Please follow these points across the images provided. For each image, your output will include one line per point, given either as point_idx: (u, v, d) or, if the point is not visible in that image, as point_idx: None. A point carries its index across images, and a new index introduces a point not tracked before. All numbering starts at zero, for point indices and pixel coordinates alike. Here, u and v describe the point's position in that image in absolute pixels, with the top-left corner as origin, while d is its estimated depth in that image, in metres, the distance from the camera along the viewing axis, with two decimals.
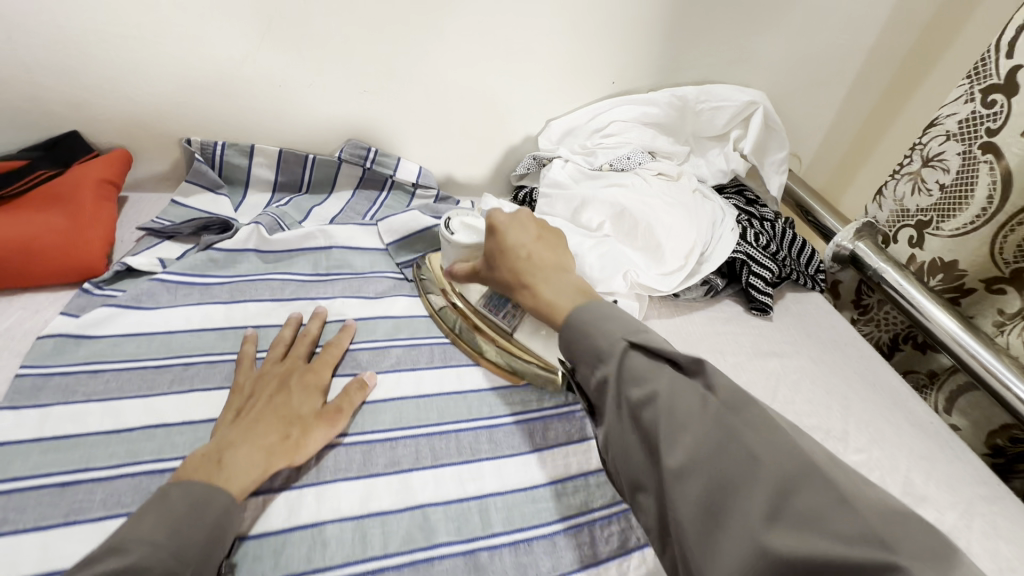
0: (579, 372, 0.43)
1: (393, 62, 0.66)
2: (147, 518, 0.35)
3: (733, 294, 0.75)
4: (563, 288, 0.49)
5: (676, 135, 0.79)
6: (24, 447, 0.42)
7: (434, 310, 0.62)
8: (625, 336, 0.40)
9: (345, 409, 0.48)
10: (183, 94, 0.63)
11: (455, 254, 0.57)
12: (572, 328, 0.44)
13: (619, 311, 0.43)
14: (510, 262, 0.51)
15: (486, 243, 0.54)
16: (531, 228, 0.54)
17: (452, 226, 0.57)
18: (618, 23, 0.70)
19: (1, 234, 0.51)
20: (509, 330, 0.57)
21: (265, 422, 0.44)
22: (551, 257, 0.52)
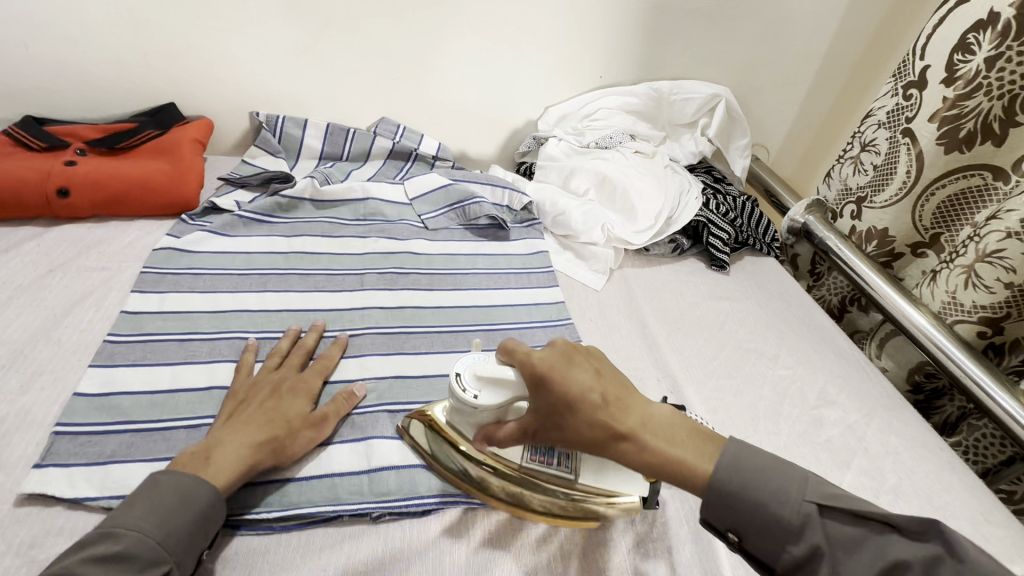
0: (754, 542, 0.39)
1: (421, 54, 0.83)
2: (138, 507, 0.39)
3: (697, 253, 0.90)
4: (679, 440, 0.41)
5: (653, 121, 0.95)
6: (151, 314, 0.58)
7: (456, 473, 0.49)
8: (809, 497, 0.37)
9: (331, 416, 0.51)
10: (256, 75, 0.80)
11: (478, 417, 0.47)
12: (733, 485, 0.39)
13: (768, 454, 0.40)
14: (591, 417, 0.40)
15: (542, 400, 0.42)
16: (590, 366, 0.43)
17: (466, 385, 0.46)
18: (604, 28, 0.86)
19: (128, 173, 0.68)
20: (576, 479, 0.48)
21: (254, 423, 0.47)
22: (621, 392, 0.43)
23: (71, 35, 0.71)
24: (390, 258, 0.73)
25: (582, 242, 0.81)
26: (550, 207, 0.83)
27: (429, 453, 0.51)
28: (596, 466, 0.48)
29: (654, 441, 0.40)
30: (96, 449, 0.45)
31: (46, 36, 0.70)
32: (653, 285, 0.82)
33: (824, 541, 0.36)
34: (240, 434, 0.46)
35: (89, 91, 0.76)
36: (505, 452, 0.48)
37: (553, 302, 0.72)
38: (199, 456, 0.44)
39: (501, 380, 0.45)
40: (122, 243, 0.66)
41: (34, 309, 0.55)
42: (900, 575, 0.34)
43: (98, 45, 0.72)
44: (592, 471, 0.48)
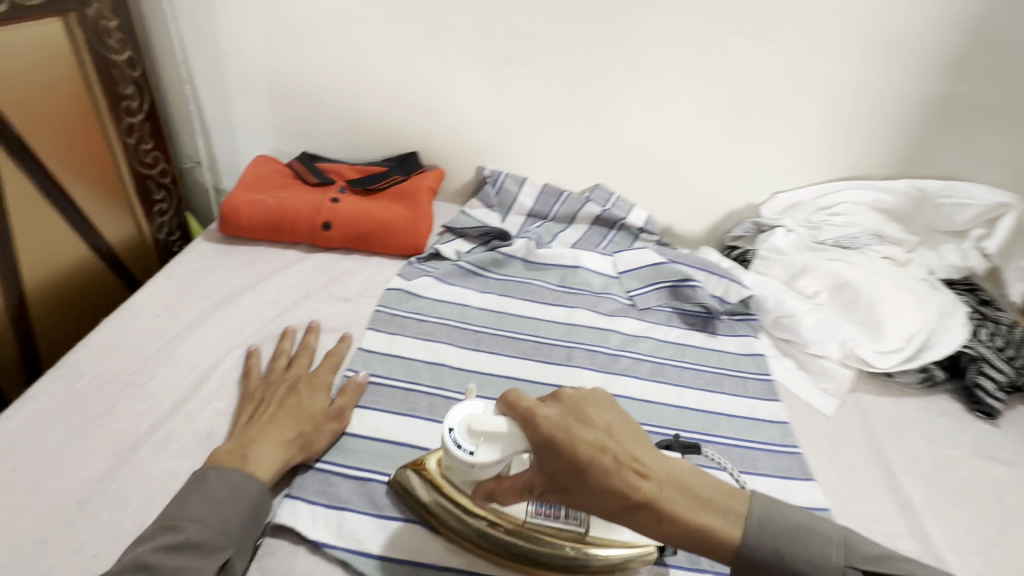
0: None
1: (655, 129, 0.81)
2: (192, 501, 0.42)
3: (953, 390, 0.72)
4: (691, 493, 0.35)
5: (907, 223, 0.81)
6: (380, 357, 0.60)
7: (445, 527, 0.46)
8: (843, 556, 0.36)
9: (347, 408, 0.53)
10: (493, 135, 0.84)
11: (479, 476, 0.42)
12: (775, 559, 0.35)
13: (786, 509, 0.37)
14: (620, 483, 0.34)
15: (546, 460, 0.35)
16: (603, 422, 0.36)
17: (465, 443, 0.41)
18: (866, 116, 0.77)
19: (376, 214, 0.74)
20: (583, 532, 0.45)
21: (280, 420, 0.49)
22: (641, 444, 0.36)
23: (356, 90, 0.81)
24: (596, 336, 0.70)
25: (809, 353, 0.71)
26: (772, 305, 0.74)
27: (409, 502, 0.47)
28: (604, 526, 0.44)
29: (670, 505, 0.34)
30: (334, 490, 0.48)
31: (337, 89, 0.81)
32: (897, 422, 0.67)
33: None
34: (259, 428, 0.48)
35: (356, 136, 0.86)
36: (505, 507, 0.44)
37: (776, 421, 0.64)
38: (236, 457, 0.45)
39: (499, 433, 0.39)
40: (362, 277, 0.71)
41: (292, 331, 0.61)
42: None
43: (373, 98, 0.82)
44: (600, 529, 0.45)
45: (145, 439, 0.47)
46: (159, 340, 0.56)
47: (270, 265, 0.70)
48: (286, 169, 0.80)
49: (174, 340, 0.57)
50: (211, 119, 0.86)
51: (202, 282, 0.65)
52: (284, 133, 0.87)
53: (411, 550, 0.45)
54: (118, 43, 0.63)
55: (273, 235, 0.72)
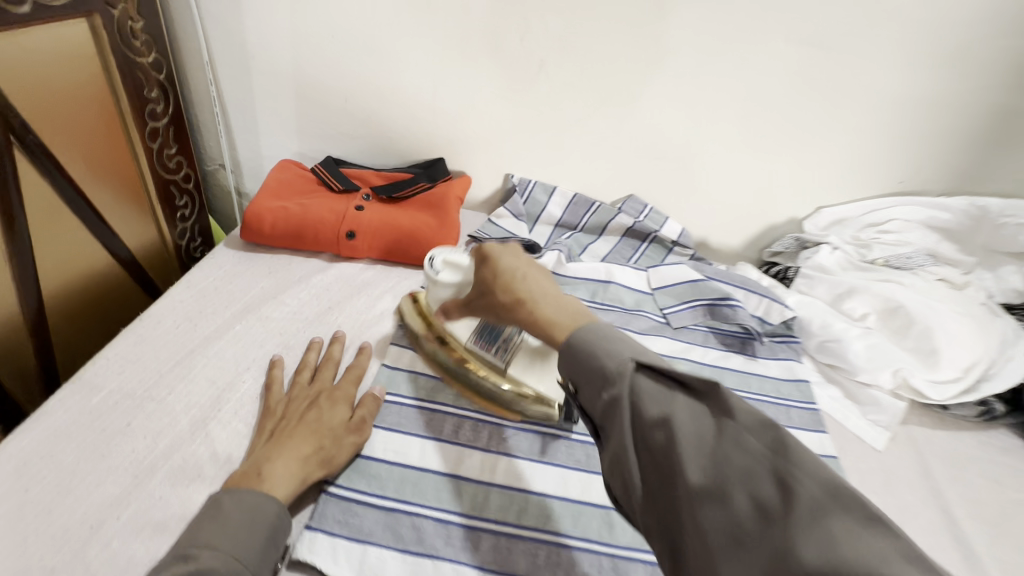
0: (583, 396, 0.38)
1: (693, 138, 0.77)
2: (205, 526, 0.38)
3: (1016, 427, 0.67)
4: (557, 300, 0.44)
5: (963, 243, 0.76)
6: (402, 374, 0.57)
7: (420, 343, 0.59)
8: (631, 354, 0.36)
9: (368, 421, 0.50)
10: (522, 142, 0.81)
11: (441, 292, 0.57)
12: (581, 347, 0.38)
13: (624, 333, 0.38)
14: (501, 286, 0.46)
15: (480, 272, 0.49)
16: (524, 260, 0.48)
17: (436, 264, 0.57)
18: (923, 128, 0.72)
19: (402, 223, 0.72)
20: (502, 367, 0.54)
21: (299, 436, 0.46)
22: (538, 272, 0.47)
23: (383, 94, 0.79)
24: None
25: (858, 380, 0.67)
26: (817, 328, 0.70)
27: (409, 328, 0.60)
28: (524, 364, 0.54)
29: (545, 313, 0.42)
30: (357, 522, 0.45)
31: (363, 92, 0.79)
32: (953, 460, 0.62)
33: (628, 393, 0.35)
34: (277, 445, 0.45)
35: (382, 141, 0.84)
36: (454, 328, 0.56)
37: (822, 455, 0.59)
38: (251, 478, 0.43)
39: (464, 266, 0.57)
40: (386, 289, 0.69)
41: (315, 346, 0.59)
42: (687, 436, 0.32)
43: (401, 103, 0.79)
44: (518, 368, 0.54)
45: (162, 460, 0.45)
46: (178, 353, 0.54)
47: (292, 275, 0.68)
48: (310, 173, 0.78)
49: (193, 353, 0.55)
50: (235, 121, 0.84)
51: (223, 291, 0.63)
52: (308, 137, 0.85)
53: None
54: (143, 45, 0.61)
55: (296, 243, 0.70)
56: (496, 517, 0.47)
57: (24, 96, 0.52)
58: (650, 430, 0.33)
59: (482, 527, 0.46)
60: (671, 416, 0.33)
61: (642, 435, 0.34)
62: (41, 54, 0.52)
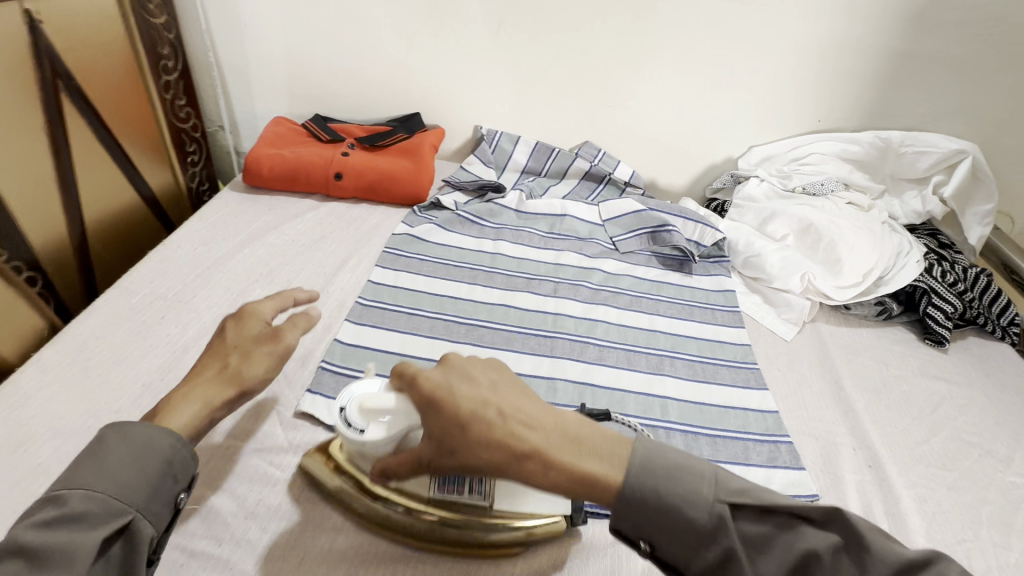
0: (666, 551, 0.39)
1: (637, 87, 0.87)
2: (87, 467, 0.39)
3: (908, 323, 0.80)
4: (570, 425, 0.39)
5: (873, 173, 0.88)
6: (387, 287, 0.69)
7: (359, 514, 0.46)
8: (718, 497, 0.38)
9: (285, 330, 0.49)
10: (488, 96, 0.92)
11: (377, 451, 0.44)
12: (652, 501, 0.38)
13: (675, 454, 0.39)
14: (488, 438, 0.37)
15: (429, 420, 0.39)
16: (484, 375, 0.40)
17: (353, 420, 0.44)
18: (834, 71, 0.83)
19: (384, 166, 0.82)
20: (487, 505, 0.46)
21: (208, 364, 0.47)
22: (508, 388, 0.40)
23: (364, 55, 0.89)
24: (581, 274, 0.77)
25: (775, 288, 0.79)
26: (743, 247, 0.81)
27: (330, 496, 0.48)
28: (507, 497, 0.46)
29: (566, 462, 0.37)
30: None
31: (345, 54, 0.89)
32: (850, 347, 0.75)
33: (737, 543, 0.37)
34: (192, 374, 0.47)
35: (363, 99, 0.94)
36: (405, 485, 0.46)
37: (739, 343, 0.71)
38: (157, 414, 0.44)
39: (391, 407, 0.43)
40: (372, 223, 0.80)
41: (313, 266, 0.70)
42: (819, 567, 0.37)
43: (379, 63, 0.90)
44: (503, 497, 0.46)
45: (192, 342, 0.57)
46: (197, 269, 0.66)
47: (289, 212, 0.79)
48: (301, 128, 0.88)
49: (210, 269, 0.66)
50: (232, 85, 0.94)
51: (231, 224, 0.74)
52: (298, 98, 0.95)
53: None
54: (156, 8, 0.73)
55: (291, 185, 0.81)
56: None
57: (68, 47, 0.62)
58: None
59: None
60: (814, 552, 0.36)
61: None
62: (78, 13, 0.63)
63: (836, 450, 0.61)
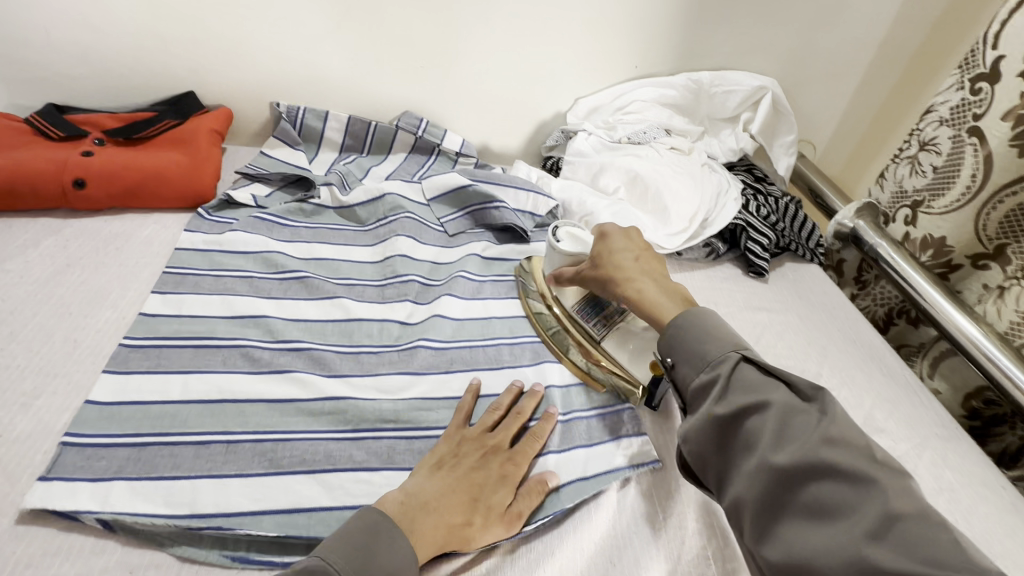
0: (680, 372, 0.46)
1: (445, 43, 0.79)
2: (357, 536, 0.39)
3: (734, 258, 0.84)
4: (667, 295, 0.52)
5: (691, 115, 0.89)
6: (162, 319, 0.56)
7: (534, 313, 0.64)
8: (737, 349, 0.44)
9: (525, 513, 0.45)
10: (278, 66, 0.79)
11: (558, 260, 0.61)
12: (676, 330, 0.48)
13: (727, 326, 0.47)
14: (610, 263, 0.55)
15: (594, 247, 0.58)
16: (637, 245, 0.58)
17: (559, 234, 0.61)
18: (643, 14, 0.80)
19: (145, 164, 0.67)
20: (599, 339, 0.58)
21: (454, 488, 0.45)
22: (658, 269, 0.56)
23: (94, 22, 0.70)
24: (410, 264, 0.69)
25: None
26: (577, 207, 0.79)
27: (523, 284, 0.68)
28: (618, 341, 0.58)
29: (651, 300, 0.52)
30: (102, 463, 0.44)
31: (68, 23, 0.70)
32: None
33: (777, 404, 0.40)
34: (441, 481, 0.45)
35: (113, 80, 0.76)
36: (563, 295, 0.62)
37: None
38: (403, 517, 0.42)
39: (585, 241, 0.61)
40: (141, 237, 0.65)
41: (51, 306, 0.55)
42: (832, 474, 0.36)
43: (120, 30, 0.72)
44: (612, 341, 0.58)
45: None
46: None
47: (15, 240, 0.61)
48: (24, 123, 0.68)
49: None
50: None
51: None
52: (17, 85, 0.74)
53: (193, 505, 0.42)
54: None
55: (15, 201, 0.63)
56: (265, 429, 0.48)
57: None
58: (738, 407, 0.40)
59: (243, 439, 0.47)
60: (770, 400, 0.40)
61: (719, 399, 0.42)
62: None
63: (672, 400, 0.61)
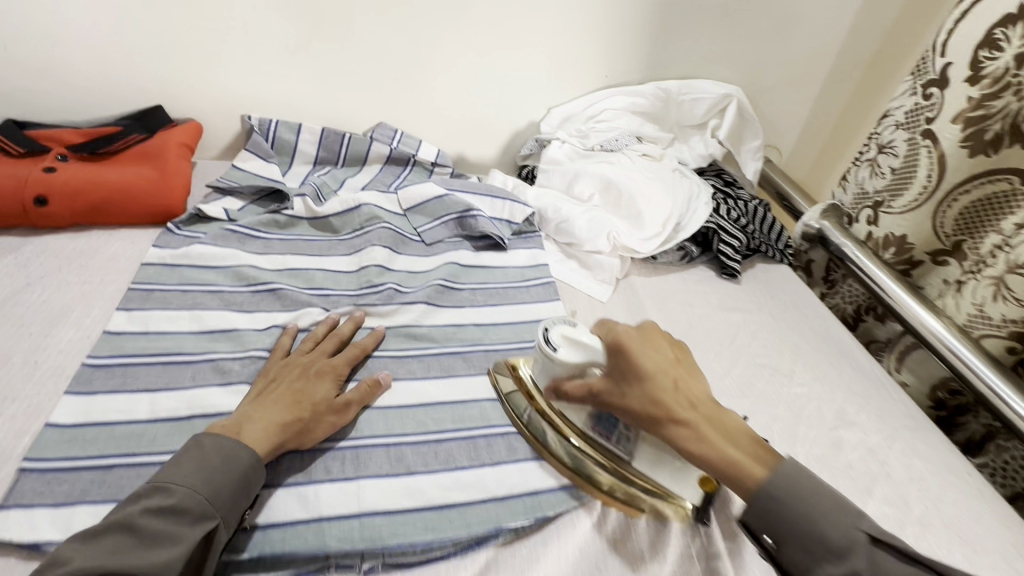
0: (785, 553, 0.41)
1: (417, 54, 0.80)
2: (187, 463, 0.42)
3: (708, 260, 0.86)
4: (728, 431, 0.44)
5: (661, 123, 0.92)
6: (130, 336, 0.54)
7: (530, 432, 0.54)
8: (863, 527, 0.39)
9: (353, 402, 0.52)
10: (248, 79, 0.78)
11: (558, 371, 0.50)
12: (781, 492, 0.41)
13: (810, 473, 0.42)
14: (654, 389, 0.45)
15: (611, 362, 0.47)
16: (663, 351, 0.48)
17: (553, 340, 0.49)
18: (612, 25, 0.82)
19: (109, 180, 0.65)
20: (628, 458, 0.50)
21: (281, 403, 0.49)
22: (691, 380, 0.47)
23: (53, 35, 0.69)
24: (387, 273, 0.69)
25: (584, 251, 0.78)
26: (552, 214, 0.80)
27: (507, 395, 0.57)
28: (650, 461, 0.48)
29: (713, 438, 0.44)
30: (64, 488, 0.42)
31: (27, 37, 0.68)
32: (661, 295, 0.78)
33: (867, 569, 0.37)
34: (260, 404, 0.49)
35: (74, 95, 0.74)
36: (568, 411, 0.52)
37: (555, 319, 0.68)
38: (230, 430, 0.46)
39: (587, 343, 0.48)
40: (106, 254, 0.63)
41: (10, 326, 0.53)
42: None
43: (80, 44, 0.70)
44: (643, 461, 0.49)
45: None
46: None
47: None
48: None
49: None
50: None
51: None
52: None
53: None
54: None
55: None
56: None
57: None
58: None
59: None
60: None
61: None
62: None
63: None
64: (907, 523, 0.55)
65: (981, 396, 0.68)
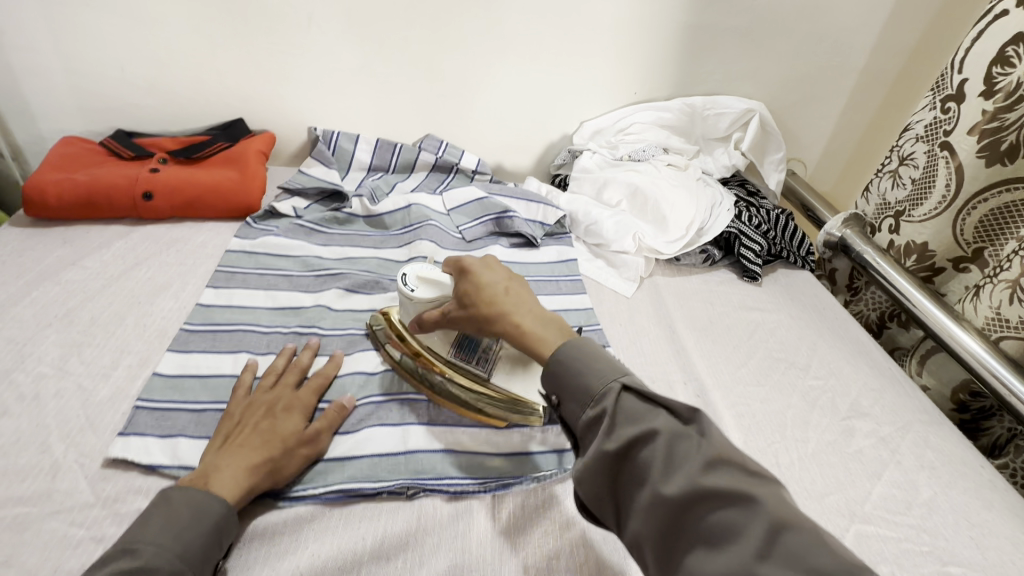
0: (565, 408, 0.43)
1: (464, 74, 0.89)
2: (153, 523, 0.41)
3: (729, 264, 0.91)
4: (542, 321, 0.49)
5: (687, 136, 0.98)
6: (218, 308, 0.64)
7: (399, 364, 0.59)
8: (619, 378, 0.42)
9: (323, 432, 0.51)
10: (317, 96, 0.89)
11: (416, 309, 0.55)
12: (568, 361, 0.44)
13: (607, 353, 0.44)
14: (487, 296, 0.50)
15: (459, 284, 0.52)
16: (502, 275, 0.52)
17: (409, 282, 0.56)
18: (642, 46, 0.90)
19: (202, 179, 0.76)
20: (486, 375, 0.55)
21: (251, 444, 0.47)
22: (522, 290, 0.52)
23: (161, 58, 0.81)
24: (433, 264, 0.77)
25: (613, 252, 0.84)
26: (582, 217, 0.87)
27: (383, 343, 0.61)
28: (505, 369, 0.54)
29: (526, 325, 0.48)
30: (170, 423, 0.51)
31: (140, 61, 0.81)
32: (683, 293, 0.83)
33: (613, 408, 0.40)
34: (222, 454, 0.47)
35: (173, 109, 0.86)
36: (432, 341, 0.57)
37: (582, 309, 0.75)
38: (199, 481, 0.45)
39: (443, 283, 0.55)
40: (195, 242, 0.74)
41: (122, 296, 0.63)
42: (661, 440, 0.37)
43: (182, 66, 0.83)
44: (499, 372, 0.54)
45: None
46: None
47: (90, 243, 0.70)
48: (100, 146, 0.79)
49: None
50: (4, 106, 0.82)
51: (13, 267, 0.65)
52: (91, 114, 0.85)
53: None
54: None
55: (91, 211, 0.73)
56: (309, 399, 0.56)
57: None
58: (629, 441, 0.38)
59: None
60: (654, 428, 0.38)
61: (608, 433, 0.39)
62: None
63: (673, 389, 0.67)
64: (914, 504, 0.58)
65: (998, 395, 0.70)
